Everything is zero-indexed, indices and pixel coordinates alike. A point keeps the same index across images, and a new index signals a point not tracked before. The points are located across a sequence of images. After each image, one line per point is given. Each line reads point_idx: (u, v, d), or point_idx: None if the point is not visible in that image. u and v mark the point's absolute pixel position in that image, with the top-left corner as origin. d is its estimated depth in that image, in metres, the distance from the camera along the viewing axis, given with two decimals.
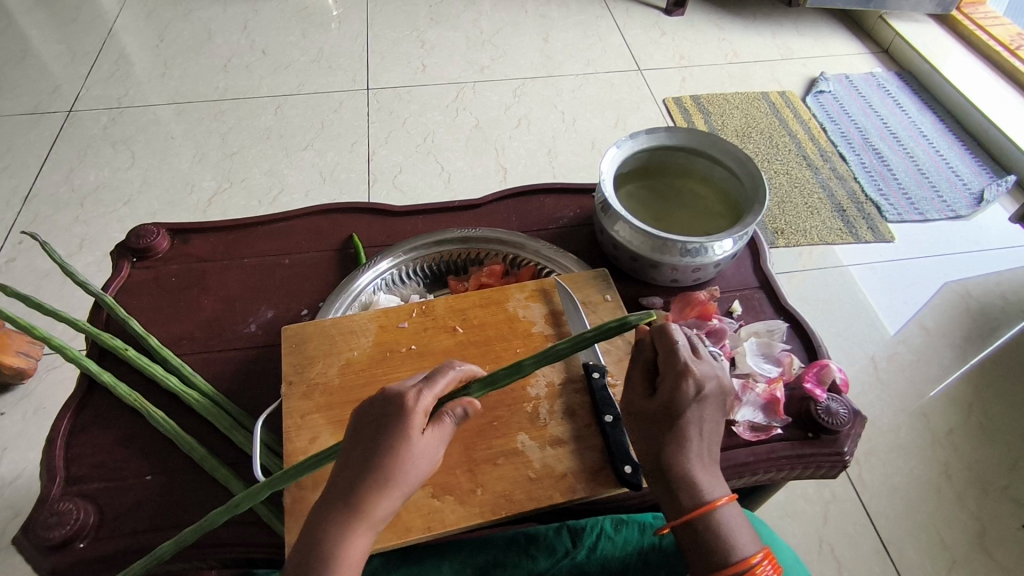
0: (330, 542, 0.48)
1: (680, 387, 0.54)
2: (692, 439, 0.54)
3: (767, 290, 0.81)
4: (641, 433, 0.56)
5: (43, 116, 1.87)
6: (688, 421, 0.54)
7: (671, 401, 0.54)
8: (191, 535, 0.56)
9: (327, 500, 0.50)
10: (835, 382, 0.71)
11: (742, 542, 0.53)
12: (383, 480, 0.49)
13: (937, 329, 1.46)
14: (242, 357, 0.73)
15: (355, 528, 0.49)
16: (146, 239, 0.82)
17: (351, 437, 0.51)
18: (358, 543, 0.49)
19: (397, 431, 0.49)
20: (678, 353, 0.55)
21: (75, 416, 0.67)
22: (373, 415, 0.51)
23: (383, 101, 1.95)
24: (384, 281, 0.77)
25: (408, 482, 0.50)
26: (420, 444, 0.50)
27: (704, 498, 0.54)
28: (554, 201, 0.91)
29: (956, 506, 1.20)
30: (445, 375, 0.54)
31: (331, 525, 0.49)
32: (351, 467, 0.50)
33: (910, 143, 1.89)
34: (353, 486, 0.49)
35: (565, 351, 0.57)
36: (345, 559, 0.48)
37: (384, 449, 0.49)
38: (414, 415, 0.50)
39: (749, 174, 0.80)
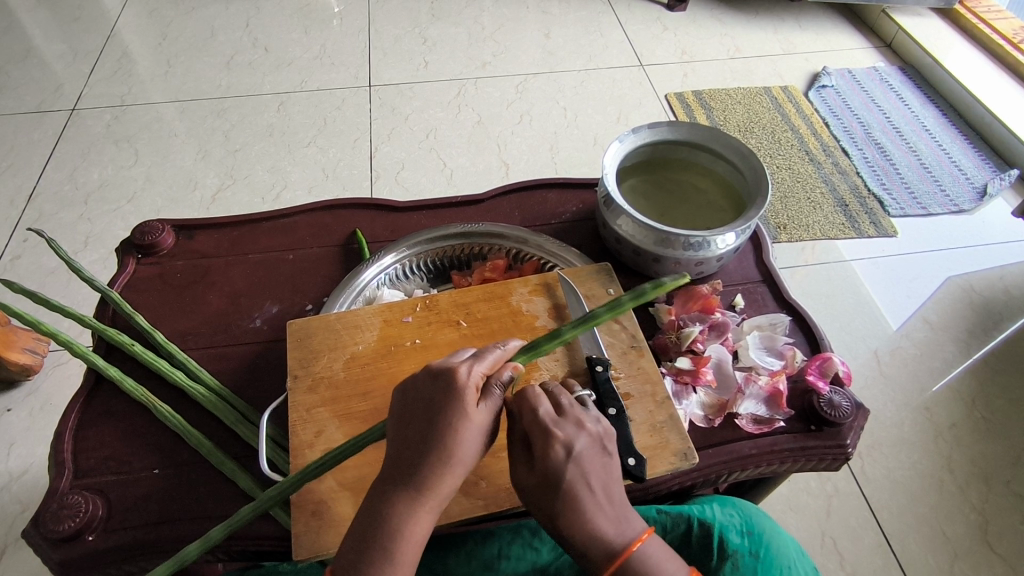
0: (394, 519, 0.49)
1: (549, 452, 0.51)
2: (584, 496, 0.51)
3: (770, 283, 0.81)
4: (532, 503, 0.52)
5: (46, 114, 1.88)
6: (574, 482, 0.50)
7: (543, 467, 0.51)
8: (220, 532, 0.57)
9: (386, 478, 0.50)
10: (838, 375, 0.71)
11: (671, 570, 0.52)
12: (443, 456, 0.49)
13: (940, 323, 1.46)
14: (248, 351, 0.73)
15: (418, 505, 0.49)
16: (152, 236, 0.83)
17: (404, 416, 0.52)
18: (421, 519, 0.49)
19: (452, 405, 0.50)
20: (539, 417, 0.52)
21: (82, 411, 0.68)
22: (425, 393, 0.52)
23: (385, 98, 1.95)
24: (388, 276, 0.77)
25: (466, 456, 0.50)
26: (474, 417, 0.51)
27: (617, 547, 0.51)
28: (557, 196, 0.91)
29: (959, 500, 1.20)
30: (490, 353, 0.55)
31: (394, 502, 0.49)
32: (408, 444, 0.50)
33: (913, 137, 1.89)
34: (411, 462, 0.50)
35: (604, 315, 0.62)
36: (407, 536, 0.49)
37: (440, 425, 0.50)
38: (466, 390, 0.51)
39: (751, 167, 0.80)
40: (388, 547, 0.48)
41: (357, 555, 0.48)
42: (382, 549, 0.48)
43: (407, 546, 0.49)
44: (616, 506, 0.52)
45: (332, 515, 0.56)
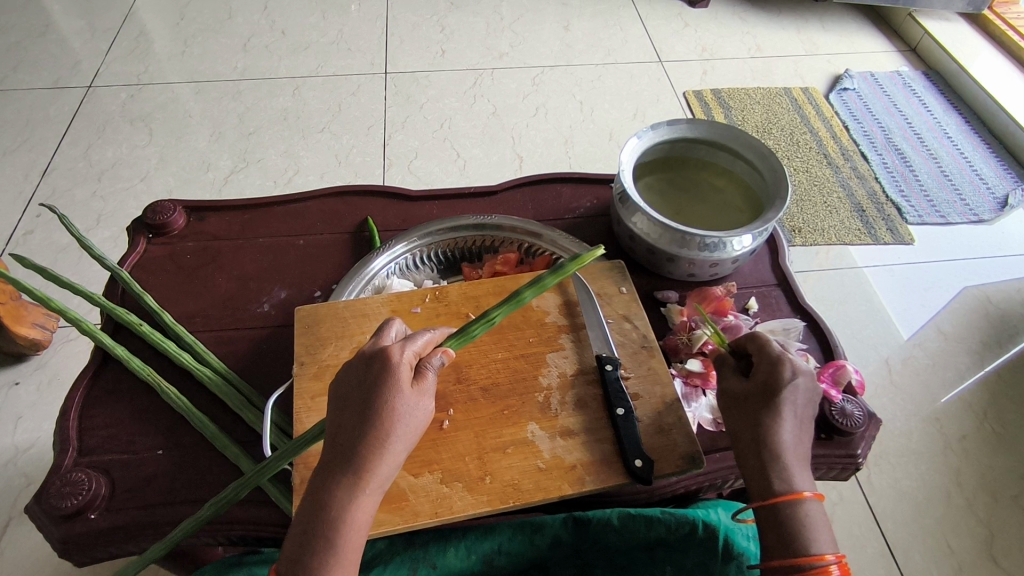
0: (335, 506, 0.47)
1: (776, 371, 0.57)
2: (787, 420, 0.56)
3: (785, 287, 0.80)
4: (739, 416, 0.58)
5: (64, 90, 1.88)
6: (784, 402, 0.56)
7: (764, 384, 0.57)
8: (210, 509, 0.58)
9: (326, 465, 0.49)
10: (851, 384, 0.70)
11: (824, 545, 0.52)
12: (378, 436, 0.49)
13: (954, 335, 1.44)
14: (255, 335, 0.73)
15: (358, 489, 0.48)
16: (163, 216, 0.82)
17: (340, 402, 0.51)
18: (363, 506, 0.48)
19: (385, 384, 0.50)
20: (772, 346, 0.59)
21: (88, 389, 0.68)
22: (358, 377, 0.52)
23: (401, 86, 1.94)
24: (399, 265, 0.77)
25: (401, 437, 0.50)
26: (408, 396, 0.50)
27: (794, 486, 0.54)
28: (571, 191, 0.90)
29: (966, 514, 1.18)
30: (425, 336, 0.55)
31: (334, 488, 0.48)
32: (344, 428, 0.50)
33: (934, 144, 1.86)
34: (349, 446, 0.49)
35: (529, 294, 0.64)
36: (352, 523, 0.47)
37: (373, 405, 0.49)
38: (399, 368, 0.51)
39: (770, 168, 0.79)
40: (331, 535, 0.46)
41: (300, 548, 0.46)
42: (325, 539, 0.46)
43: (350, 533, 0.47)
44: (799, 451, 0.56)
45: None
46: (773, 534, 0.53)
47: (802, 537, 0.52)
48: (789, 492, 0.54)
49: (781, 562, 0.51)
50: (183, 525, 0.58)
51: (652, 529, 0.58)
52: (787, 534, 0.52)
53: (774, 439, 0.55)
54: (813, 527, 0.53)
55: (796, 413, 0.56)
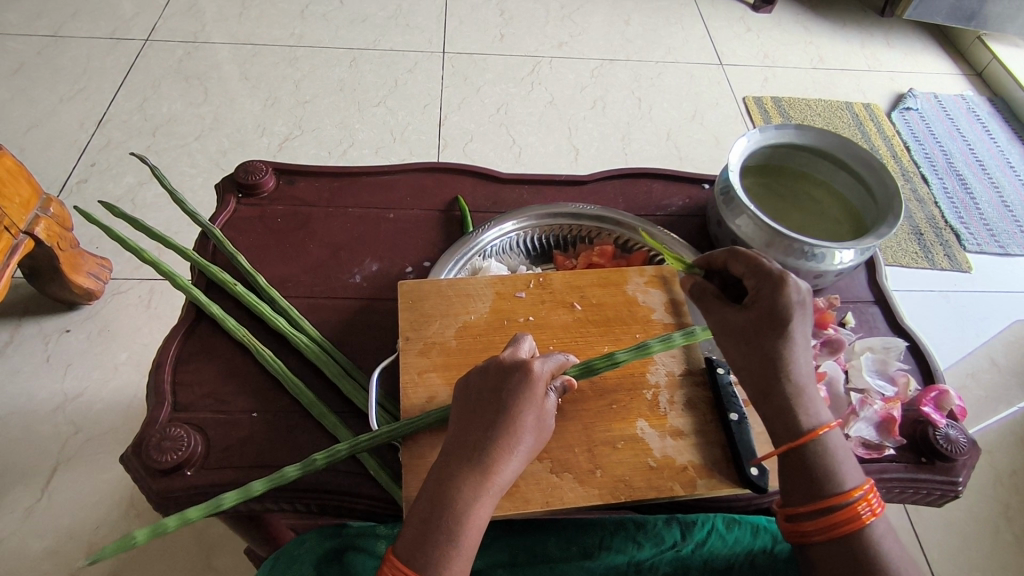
0: (461, 502, 0.48)
1: (779, 298, 0.54)
2: (797, 348, 0.55)
3: (883, 305, 0.78)
4: (744, 349, 0.55)
5: (121, 42, 1.87)
6: (790, 330, 0.54)
7: (764, 312, 0.54)
8: (295, 471, 0.57)
9: (453, 459, 0.50)
10: (952, 410, 0.69)
11: (852, 478, 0.52)
12: (509, 443, 0.50)
13: (1008, 367, 1.42)
14: (347, 306, 0.72)
15: (483, 490, 0.49)
16: (255, 176, 0.81)
17: (468, 402, 0.52)
18: (483, 507, 0.49)
19: (523, 394, 0.51)
20: (770, 267, 0.55)
21: (181, 344, 0.67)
22: (492, 382, 0.52)
23: (458, 67, 1.92)
24: (498, 247, 0.76)
25: (526, 447, 0.51)
26: (538, 409, 0.52)
27: (813, 422, 0.54)
28: (662, 188, 0.88)
29: (1013, 549, 1.17)
30: (558, 356, 0.56)
31: (460, 483, 0.48)
32: (475, 427, 0.51)
33: (996, 172, 1.82)
34: (478, 445, 0.50)
35: (658, 349, 0.61)
36: (472, 520, 0.48)
37: (508, 413, 0.50)
38: (536, 381, 0.52)
39: (880, 183, 0.77)
40: (453, 529, 0.47)
41: (422, 536, 0.47)
42: (447, 531, 0.47)
43: (469, 529, 0.48)
44: (807, 376, 0.55)
45: None
46: (798, 477, 0.52)
47: (830, 477, 0.52)
48: (811, 428, 0.53)
49: (809, 506, 0.52)
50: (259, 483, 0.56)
51: (756, 537, 0.58)
52: (813, 474, 0.52)
53: (788, 372, 0.54)
54: (836, 459, 0.53)
55: (802, 340, 0.55)
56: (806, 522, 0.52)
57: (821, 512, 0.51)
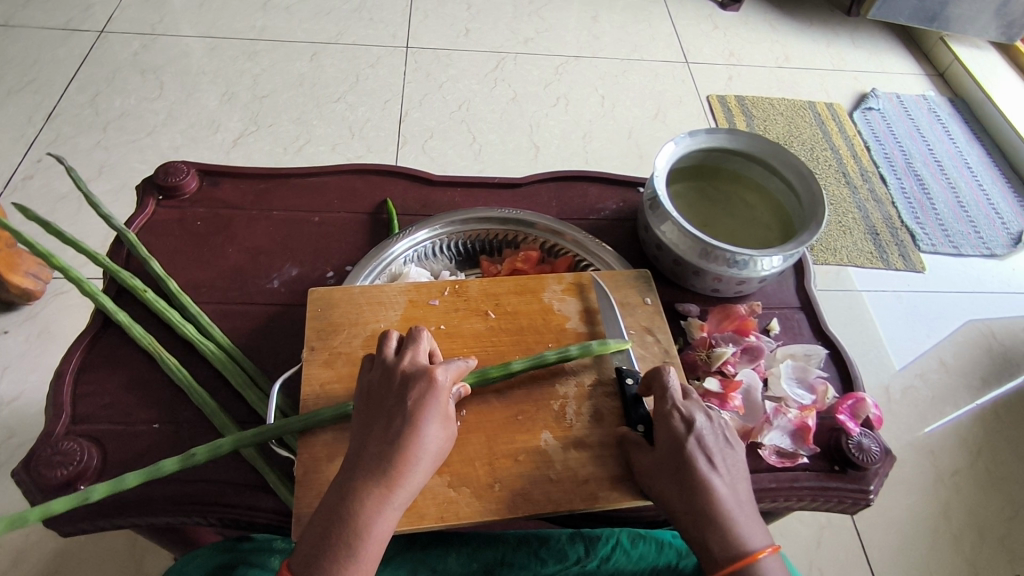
0: (361, 516, 0.46)
1: (671, 427, 0.53)
2: (708, 473, 0.51)
3: (809, 311, 0.78)
4: (663, 488, 0.52)
5: (74, 32, 1.82)
6: (699, 452, 0.52)
7: (667, 434, 0.53)
8: (173, 464, 0.56)
9: (353, 470, 0.48)
10: (869, 419, 0.69)
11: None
12: (413, 454, 0.49)
13: (956, 367, 1.44)
14: (263, 312, 0.71)
15: (387, 502, 0.47)
16: (175, 178, 0.79)
17: (371, 411, 0.51)
18: (387, 520, 0.47)
19: (425, 403, 0.50)
20: (663, 402, 0.55)
21: (85, 353, 0.66)
22: (393, 389, 0.51)
23: (421, 62, 1.89)
24: (418, 253, 0.75)
25: (428, 457, 0.50)
26: (441, 416, 0.51)
27: (745, 546, 0.49)
28: (598, 191, 0.87)
29: (951, 548, 1.18)
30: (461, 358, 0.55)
31: (362, 496, 0.47)
32: (376, 439, 0.49)
33: (954, 173, 1.84)
34: (382, 456, 0.48)
35: (552, 360, 0.60)
36: (373, 533, 0.47)
37: (410, 422, 0.49)
38: (438, 389, 0.51)
39: (807, 188, 0.76)
40: (353, 544, 0.46)
41: (318, 551, 0.45)
42: (345, 546, 0.45)
43: (369, 544, 0.46)
44: (739, 495, 0.51)
45: None
46: None
47: None
48: (746, 552, 0.49)
49: None
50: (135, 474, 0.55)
51: (661, 553, 0.57)
52: None
53: (709, 496, 0.50)
54: None
55: (723, 459, 0.52)
56: None
57: None
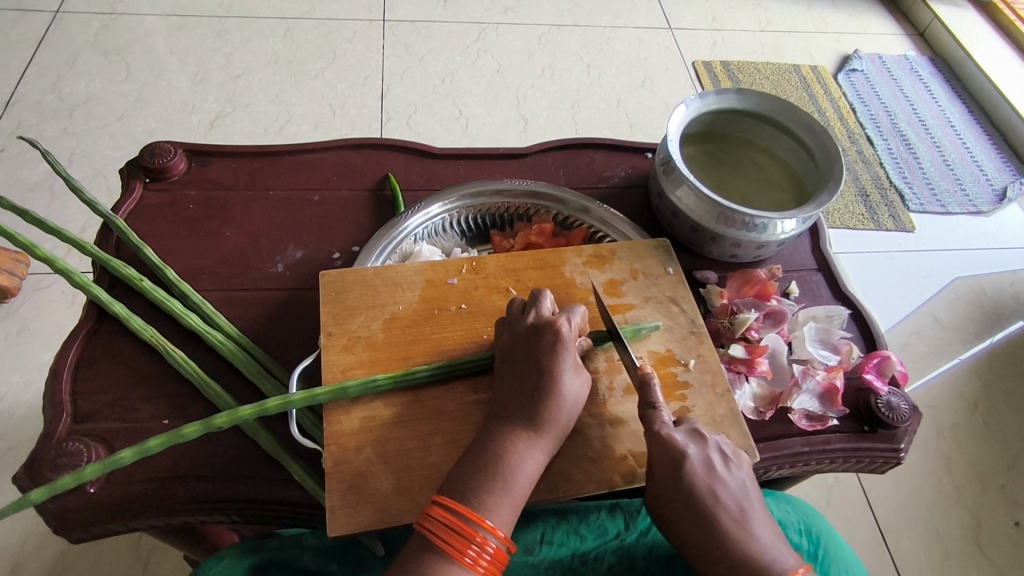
0: (511, 454, 0.49)
1: (670, 459, 0.49)
2: (714, 505, 0.49)
3: (826, 273, 0.77)
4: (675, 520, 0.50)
5: (28, 13, 1.71)
6: (711, 495, 0.49)
7: (675, 482, 0.49)
8: (196, 430, 0.54)
9: (500, 418, 0.51)
10: (894, 376, 0.69)
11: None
12: (554, 400, 0.50)
13: (950, 323, 1.46)
14: (269, 298, 0.67)
15: (533, 443, 0.50)
16: (162, 158, 0.75)
17: (508, 365, 0.53)
18: (535, 461, 0.49)
19: (556, 355, 0.51)
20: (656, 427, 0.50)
21: (82, 347, 0.62)
22: (527, 345, 0.53)
23: (400, 35, 1.83)
24: (429, 229, 0.71)
25: (567, 407, 0.51)
26: (577, 366, 0.52)
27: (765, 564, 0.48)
28: (605, 158, 0.84)
29: (954, 499, 1.21)
30: (581, 311, 0.56)
31: (509, 438, 0.49)
32: (516, 389, 0.51)
33: (938, 132, 1.85)
34: (525, 405, 0.50)
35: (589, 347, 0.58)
36: (521, 471, 0.49)
37: (546, 373, 0.51)
38: (565, 342, 0.52)
39: (822, 147, 0.74)
40: (502, 482, 0.48)
41: (468, 488, 0.47)
42: (495, 485, 0.47)
43: (520, 480, 0.48)
44: (749, 522, 0.49)
45: (370, 488, 0.50)
46: None
47: None
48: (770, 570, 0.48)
49: None
50: (159, 439, 0.54)
51: None
52: None
53: (723, 536, 0.49)
54: None
55: (729, 493, 0.50)
56: None
57: None
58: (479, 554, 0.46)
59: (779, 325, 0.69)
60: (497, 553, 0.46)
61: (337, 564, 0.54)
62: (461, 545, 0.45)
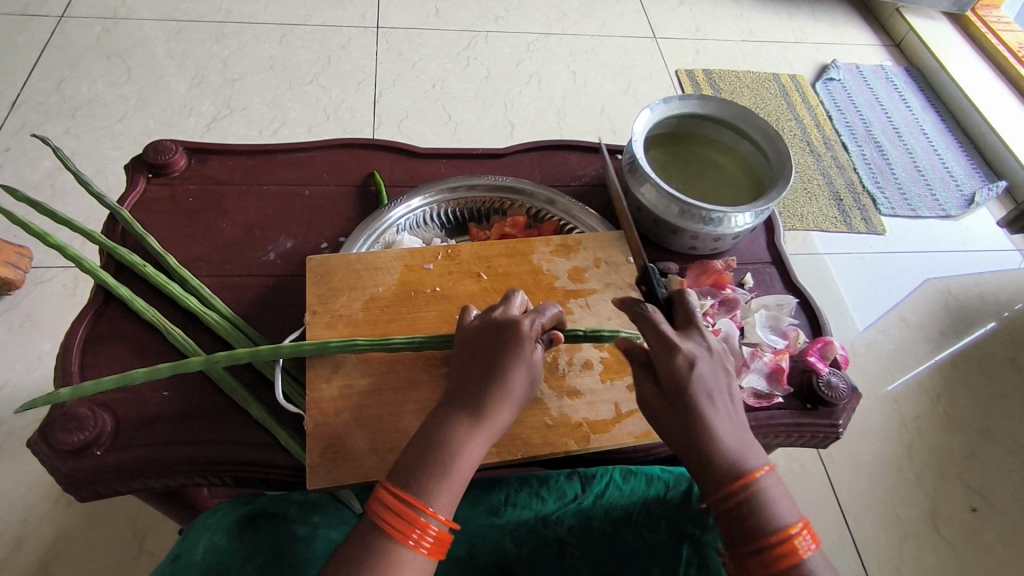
0: (455, 441, 0.50)
1: (671, 361, 0.51)
2: (710, 408, 0.51)
3: (779, 266, 0.84)
4: (668, 420, 0.52)
5: (32, 18, 1.77)
6: (708, 397, 0.51)
7: (674, 406, 0.51)
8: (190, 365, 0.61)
9: (449, 404, 0.52)
10: (836, 359, 0.75)
11: (786, 518, 0.50)
12: (506, 390, 0.52)
13: (916, 322, 1.52)
14: (260, 284, 0.73)
15: (477, 432, 0.51)
16: (163, 155, 0.80)
17: (469, 357, 0.55)
18: (476, 450, 0.51)
19: (515, 348, 0.53)
20: (660, 329, 0.53)
21: (89, 326, 0.68)
22: (488, 339, 0.55)
23: (393, 42, 1.89)
24: (411, 220, 0.77)
25: (518, 397, 0.53)
26: (533, 362, 0.54)
27: (746, 468, 0.50)
28: (577, 159, 0.91)
29: (914, 487, 1.27)
30: (552, 312, 0.58)
31: (453, 424, 0.51)
32: (469, 377, 0.53)
33: (911, 139, 1.92)
34: (475, 393, 0.52)
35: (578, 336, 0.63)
36: (463, 456, 0.50)
37: (503, 365, 0.53)
38: (527, 337, 0.54)
39: (775, 149, 0.81)
40: (444, 467, 0.49)
41: (411, 471, 0.49)
42: (438, 469, 0.49)
43: (460, 465, 0.50)
44: (733, 425, 0.52)
45: (347, 448, 0.56)
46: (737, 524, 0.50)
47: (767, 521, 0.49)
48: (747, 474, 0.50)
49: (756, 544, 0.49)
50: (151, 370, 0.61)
51: (650, 485, 0.64)
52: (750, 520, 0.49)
53: (712, 434, 0.51)
54: (774, 503, 0.50)
55: (726, 400, 0.52)
56: (753, 561, 0.49)
57: (765, 550, 0.49)
58: (421, 539, 0.47)
59: (733, 312, 0.75)
60: (440, 536, 0.48)
61: (318, 515, 0.60)
62: (404, 528, 0.47)
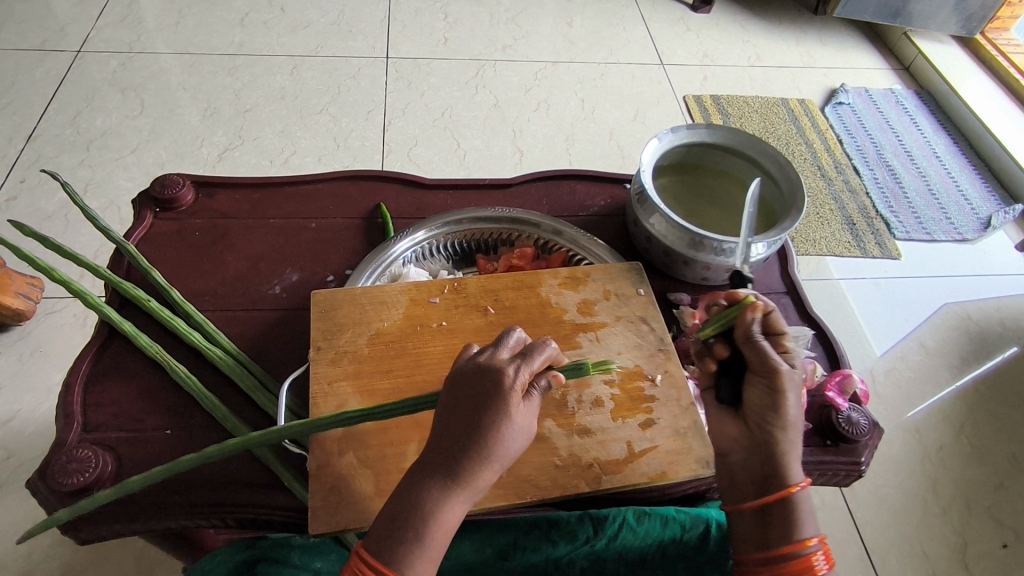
0: (428, 507, 0.48)
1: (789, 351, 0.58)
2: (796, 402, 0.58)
3: (794, 296, 0.82)
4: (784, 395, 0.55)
5: (50, 53, 1.81)
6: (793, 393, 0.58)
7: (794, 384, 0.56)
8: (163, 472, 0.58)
9: (426, 459, 0.50)
10: (856, 393, 0.72)
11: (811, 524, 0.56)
12: (487, 451, 0.49)
13: (936, 348, 1.48)
14: (266, 318, 0.72)
15: (454, 497, 0.49)
16: (171, 189, 0.80)
17: (453, 407, 0.51)
18: (454, 513, 0.49)
19: (498, 404, 0.49)
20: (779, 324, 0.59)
21: (93, 362, 0.67)
22: (471, 387, 0.51)
23: (402, 72, 1.91)
24: (416, 253, 0.77)
25: (504, 453, 0.50)
26: (518, 415, 0.50)
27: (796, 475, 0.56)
28: (586, 188, 0.90)
29: (941, 522, 1.22)
30: (544, 352, 0.53)
31: (429, 485, 0.49)
32: (449, 433, 0.50)
33: (924, 163, 1.90)
34: (454, 452, 0.49)
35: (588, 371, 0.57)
36: (441, 522, 0.49)
37: (484, 423, 0.49)
38: (511, 392, 0.50)
39: (786, 177, 0.79)
40: (419, 533, 0.48)
41: (386, 537, 0.48)
42: (414, 534, 0.48)
43: (436, 530, 0.49)
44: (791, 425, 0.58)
45: (351, 492, 0.55)
46: (771, 521, 0.55)
47: (797, 527, 0.54)
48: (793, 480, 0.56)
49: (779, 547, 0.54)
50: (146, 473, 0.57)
51: (665, 526, 0.63)
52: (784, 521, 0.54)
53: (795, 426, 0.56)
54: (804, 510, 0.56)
55: None
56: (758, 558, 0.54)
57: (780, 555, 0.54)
58: None
59: None
60: None
61: (321, 561, 0.59)
62: None
